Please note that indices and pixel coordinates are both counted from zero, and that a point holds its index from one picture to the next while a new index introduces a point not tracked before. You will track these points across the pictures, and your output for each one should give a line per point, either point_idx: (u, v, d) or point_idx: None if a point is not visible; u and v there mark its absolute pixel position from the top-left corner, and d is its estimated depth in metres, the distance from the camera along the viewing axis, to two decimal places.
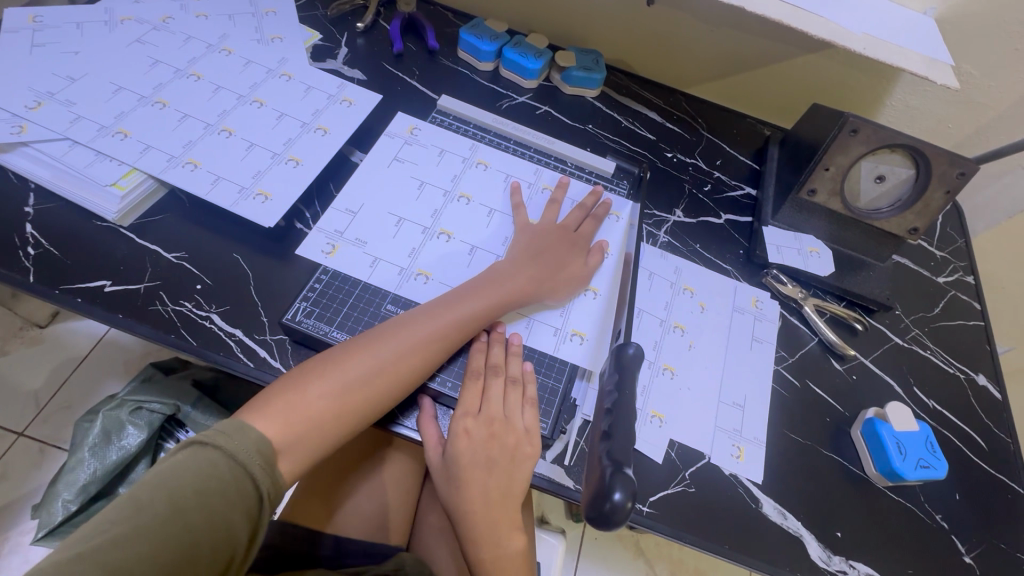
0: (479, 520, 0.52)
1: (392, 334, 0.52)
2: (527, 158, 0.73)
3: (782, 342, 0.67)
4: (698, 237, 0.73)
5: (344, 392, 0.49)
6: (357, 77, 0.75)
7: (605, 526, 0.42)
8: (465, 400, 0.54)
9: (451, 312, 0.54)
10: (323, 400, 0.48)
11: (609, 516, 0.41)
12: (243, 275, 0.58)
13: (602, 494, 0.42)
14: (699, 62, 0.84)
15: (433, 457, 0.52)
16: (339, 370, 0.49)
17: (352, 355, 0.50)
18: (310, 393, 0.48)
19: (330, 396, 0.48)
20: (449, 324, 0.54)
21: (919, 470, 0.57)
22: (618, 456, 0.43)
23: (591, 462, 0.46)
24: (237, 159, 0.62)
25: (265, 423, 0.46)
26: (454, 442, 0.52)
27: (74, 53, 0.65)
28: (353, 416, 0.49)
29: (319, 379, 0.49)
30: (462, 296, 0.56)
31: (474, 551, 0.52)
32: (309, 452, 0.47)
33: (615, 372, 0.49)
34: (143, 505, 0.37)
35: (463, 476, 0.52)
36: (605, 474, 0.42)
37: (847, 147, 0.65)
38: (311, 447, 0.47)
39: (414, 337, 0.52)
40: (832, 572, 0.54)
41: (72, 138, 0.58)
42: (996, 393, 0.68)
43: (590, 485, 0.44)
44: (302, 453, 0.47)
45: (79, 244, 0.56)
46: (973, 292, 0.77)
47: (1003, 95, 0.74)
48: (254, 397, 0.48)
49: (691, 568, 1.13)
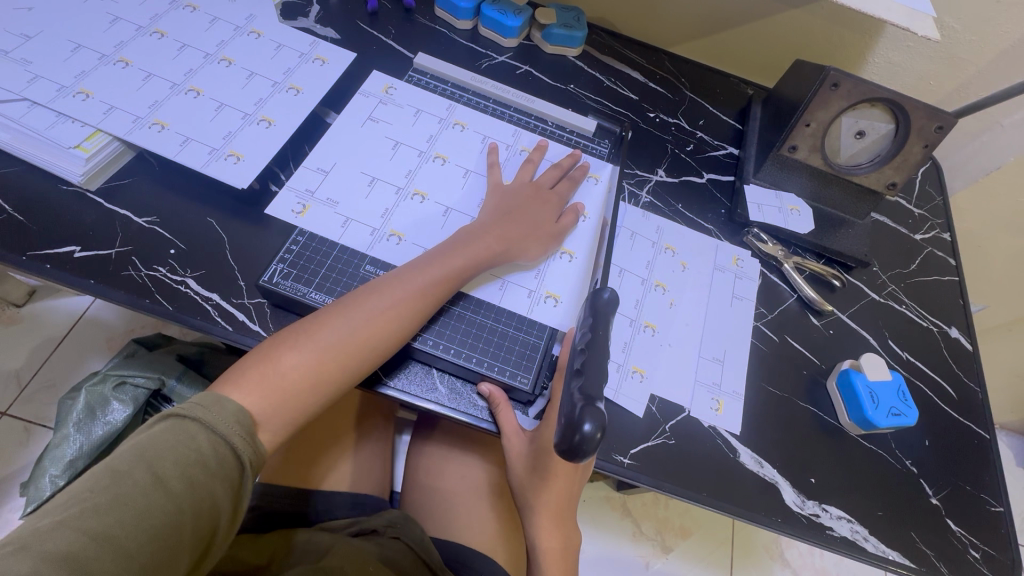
0: (554, 498, 0.57)
1: (365, 298, 0.51)
2: (507, 118, 0.71)
3: (761, 299, 0.67)
4: (679, 197, 0.73)
5: (319, 360, 0.48)
6: (330, 36, 0.73)
7: (576, 459, 0.39)
8: (553, 398, 0.55)
9: (427, 274, 0.53)
10: (298, 369, 0.48)
11: (579, 447, 0.38)
12: (219, 239, 0.57)
13: (571, 425, 0.39)
14: (683, 18, 0.82)
15: (515, 448, 0.54)
16: (313, 338, 0.49)
17: (327, 321, 0.50)
18: (287, 360, 0.48)
19: (306, 365, 0.48)
20: (423, 287, 0.53)
21: (891, 417, 0.58)
22: (592, 391, 0.41)
23: (561, 400, 0.43)
24: (206, 120, 0.60)
25: (242, 394, 0.45)
26: (535, 439, 0.54)
27: (28, 9, 0.61)
28: (330, 383, 0.49)
29: (294, 347, 0.48)
30: (442, 259, 0.55)
31: (543, 521, 0.58)
32: (289, 419, 0.47)
33: (590, 317, 0.49)
34: (122, 474, 0.37)
35: (548, 467, 0.55)
36: (575, 407, 0.40)
37: (828, 102, 0.64)
38: (290, 414, 0.47)
39: (388, 301, 0.51)
40: (806, 515, 0.56)
41: (30, 98, 0.56)
42: (968, 344, 0.70)
43: (558, 420, 0.41)
44: (284, 418, 0.47)
45: (44, 209, 0.55)
46: (948, 248, 0.78)
47: (985, 50, 0.74)
48: (229, 368, 0.47)
49: (676, 526, 1.17)
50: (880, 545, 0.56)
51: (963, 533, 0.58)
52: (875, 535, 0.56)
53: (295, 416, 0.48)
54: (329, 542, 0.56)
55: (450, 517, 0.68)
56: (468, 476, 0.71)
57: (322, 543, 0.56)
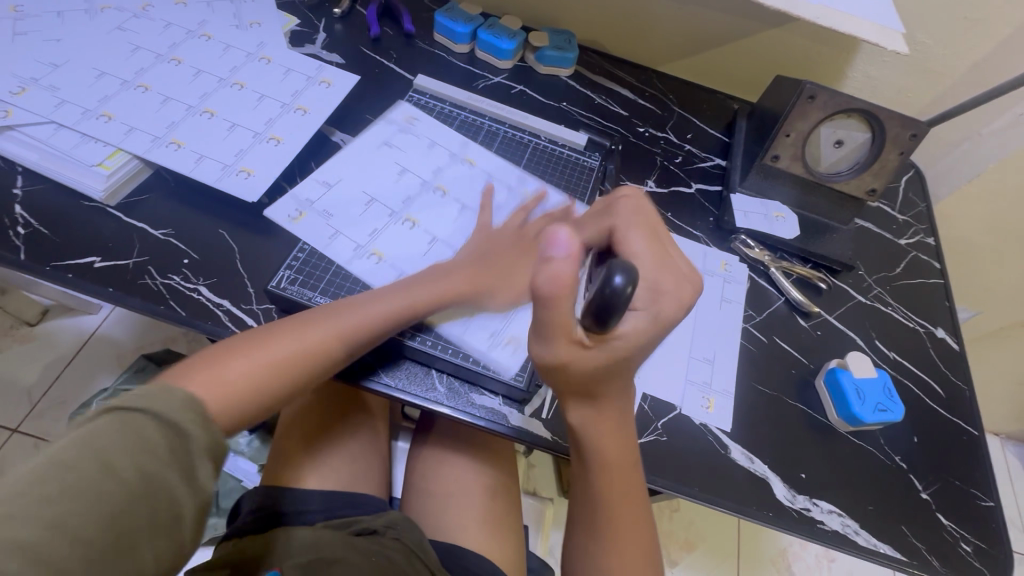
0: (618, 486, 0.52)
1: (341, 310, 0.54)
2: (502, 134, 0.75)
3: (750, 302, 0.70)
4: (669, 206, 0.76)
5: (283, 361, 0.50)
6: (336, 61, 0.78)
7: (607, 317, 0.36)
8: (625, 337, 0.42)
9: (404, 292, 0.56)
10: (259, 367, 0.49)
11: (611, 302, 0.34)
12: (229, 250, 0.60)
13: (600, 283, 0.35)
14: (669, 40, 0.87)
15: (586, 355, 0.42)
16: (281, 340, 0.51)
17: (299, 326, 0.52)
18: (253, 355, 0.49)
19: (268, 364, 0.49)
20: (399, 301, 0.55)
21: (877, 413, 0.60)
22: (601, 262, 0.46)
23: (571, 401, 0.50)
24: (220, 138, 0.64)
25: (200, 381, 0.46)
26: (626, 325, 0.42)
27: (57, 40, 0.66)
28: (287, 385, 0.51)
29: (260, 347, 0.50)
30: (430, 269, 0.58)
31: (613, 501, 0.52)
32: (241, 415, 0.48)
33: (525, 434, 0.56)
34: (57, 473, 0.32)
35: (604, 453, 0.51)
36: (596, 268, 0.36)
37: (806, 114, 0.68)
38: (243, 408, 0.48)
39: (360, 313, 0.53)
40: (796, 509, 0.57)
41: (57, 121, 0.60)
42: (954, 343, 0.72)
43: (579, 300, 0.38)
44: (247, 409, 0.48)
45: (69, 223, 0.58)
46: (933, 252, 0.80)
47: (956, 64, 0.78)
48: (192, 356, 0.49)
49: (680, 539, 1.16)
50: (871, 538, 0.57)
51: (955, 527, 0.59)
52: (865, 529, 0.57)
53: (246, 412, 0.48)
54: (327, 539, 0.58)
55: (449, 518, 0.70)
56: (465, 478, 0.73)
57: (320, 540, 0.58)
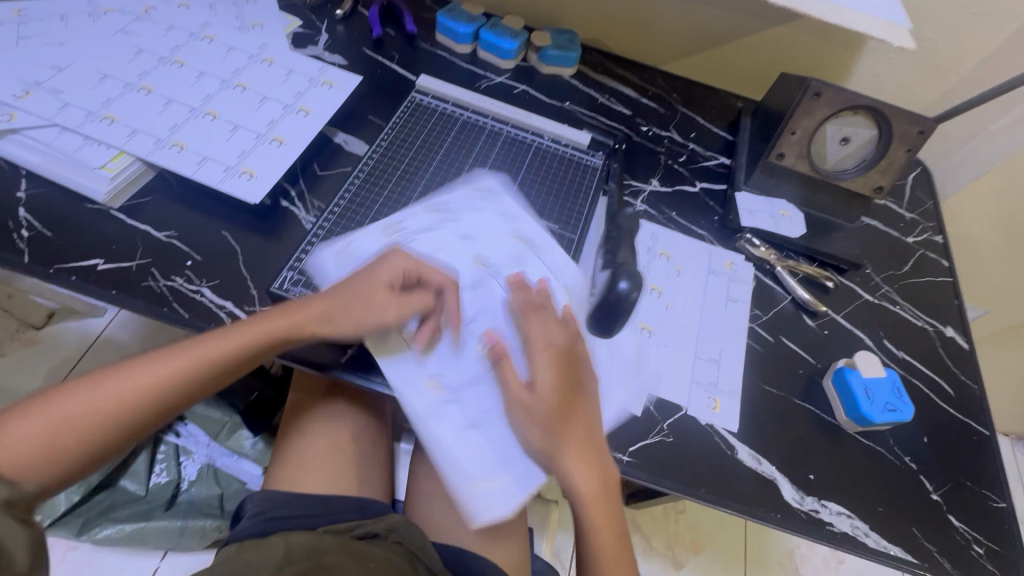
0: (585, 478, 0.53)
1: (163, 353, 0.51)
2: (505, 133, 0.75)
3: (756, 301, 0.69)
4: (673, 205, 0.75)
5: (98, 410, 0.48)
6: (338, 62, 0.78)
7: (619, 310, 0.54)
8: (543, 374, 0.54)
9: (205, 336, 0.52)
10: (71, 415, 0.47)
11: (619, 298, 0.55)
12: (231, 251, 0.60)
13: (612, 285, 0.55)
14: (672, 39, 0.86)
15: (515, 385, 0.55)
16: (100, 387, 0.49)
17: (114, 371, 0.50)
18: (67, 406, 0.47)
19: (79, 412, 0.47)
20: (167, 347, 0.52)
21: (887, 413, 0.59)
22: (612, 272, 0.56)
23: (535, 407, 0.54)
24: (222, 140, 0.64)
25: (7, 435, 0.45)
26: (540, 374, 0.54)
27: (60, 44, 0.66)
28: (107, 433, 0.48)
29: (75, 395, 0.48)
30: (344, 291, 0.55)
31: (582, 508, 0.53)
32: (53, 467, 0.46)
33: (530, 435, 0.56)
34: None
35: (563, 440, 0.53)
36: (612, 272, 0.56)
37: (812, 111, 0.68)
38: (59, 460, 0.46)
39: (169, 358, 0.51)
40: (805, 511, 0.56)
41: (61, 124, 0.60)
42: (964, 342, 0.71)
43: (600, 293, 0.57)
44: (121, 433, 0.49)
45: (72, 225, 0.58)
46: (941, 250, 0.79)
47: (962, 60, 0.78)
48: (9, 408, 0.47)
49: (686, 540, 1.16)
50: (881, 540, 0.56)
51: (966, 528, 0.58)
52: (875, 531, 0.56)
53: (64, 462, 0.47)
54: (329, 543, 0.57)
55: (453, 521, 0.70)
56: None
57: (322, 544, 0.57)
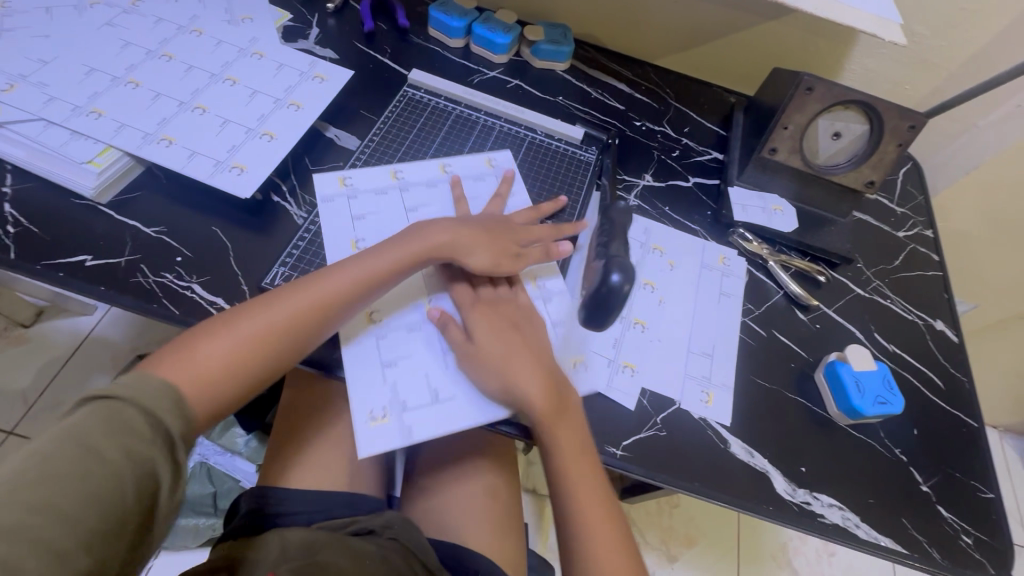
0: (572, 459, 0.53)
1: (288, 294, 0.52)
2: (497, 128, 0.75)
3: (748, 296, 0.69)
4: (666, 200, 0.75)
5: (239, 350, 0.50)
6: (329, 56, 0.77)
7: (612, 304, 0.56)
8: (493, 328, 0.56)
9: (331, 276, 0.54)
10: (216, 357, 0.49)
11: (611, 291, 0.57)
12: (222, 247, 0.59)
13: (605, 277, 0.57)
14: (666, 34, 0.86)
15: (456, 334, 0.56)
16: (236, 329, 0.50)
17: (244, 314, 0.51)
18: (207, 347, 0.49)
19: (222, 354, 0.49)
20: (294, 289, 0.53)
21: (878, 406, 0.60)
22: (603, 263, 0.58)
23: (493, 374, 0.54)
24: (212, 134, 0.63)
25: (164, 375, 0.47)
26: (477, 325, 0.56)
27: (46, 36, 0.65)
28: (250, 372, 0.50)
29: (212, 338, 0.49)
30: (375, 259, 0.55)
31: (569, 491, 0.53)
32: (214, 403, 0.48)
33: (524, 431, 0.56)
34: None
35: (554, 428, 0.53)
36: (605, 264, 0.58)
37: (804, 106, 0.68)
38: (216, 399, 0.48)
39: (300, 298, 0.52)
40: (797, 503, 0.56)
41: (46, 118, 0.59)
42: (953, 336, 0.72)
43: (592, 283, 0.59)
44: (259, 376, 0.51)
45: (59, 221, 0.57)
46: (931, 245, 0.80)
47: (952, 55, 0.78)
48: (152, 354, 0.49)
49: (680, 534, 1.16)
50: (871, 531, 0.56)
51: (955, 519, 0.59)
52: (866, 522, 0.57)
53: (222, 399, 0.49)
54: (322, 540, 0.57)
55: (447, 516, 0.70)
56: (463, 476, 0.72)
57: (316, 540, 0.57)
